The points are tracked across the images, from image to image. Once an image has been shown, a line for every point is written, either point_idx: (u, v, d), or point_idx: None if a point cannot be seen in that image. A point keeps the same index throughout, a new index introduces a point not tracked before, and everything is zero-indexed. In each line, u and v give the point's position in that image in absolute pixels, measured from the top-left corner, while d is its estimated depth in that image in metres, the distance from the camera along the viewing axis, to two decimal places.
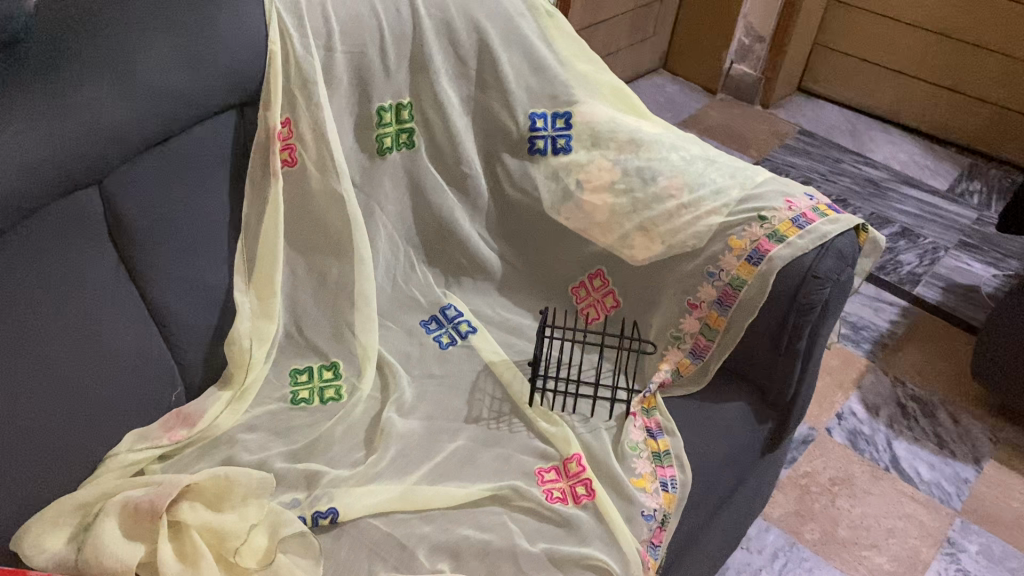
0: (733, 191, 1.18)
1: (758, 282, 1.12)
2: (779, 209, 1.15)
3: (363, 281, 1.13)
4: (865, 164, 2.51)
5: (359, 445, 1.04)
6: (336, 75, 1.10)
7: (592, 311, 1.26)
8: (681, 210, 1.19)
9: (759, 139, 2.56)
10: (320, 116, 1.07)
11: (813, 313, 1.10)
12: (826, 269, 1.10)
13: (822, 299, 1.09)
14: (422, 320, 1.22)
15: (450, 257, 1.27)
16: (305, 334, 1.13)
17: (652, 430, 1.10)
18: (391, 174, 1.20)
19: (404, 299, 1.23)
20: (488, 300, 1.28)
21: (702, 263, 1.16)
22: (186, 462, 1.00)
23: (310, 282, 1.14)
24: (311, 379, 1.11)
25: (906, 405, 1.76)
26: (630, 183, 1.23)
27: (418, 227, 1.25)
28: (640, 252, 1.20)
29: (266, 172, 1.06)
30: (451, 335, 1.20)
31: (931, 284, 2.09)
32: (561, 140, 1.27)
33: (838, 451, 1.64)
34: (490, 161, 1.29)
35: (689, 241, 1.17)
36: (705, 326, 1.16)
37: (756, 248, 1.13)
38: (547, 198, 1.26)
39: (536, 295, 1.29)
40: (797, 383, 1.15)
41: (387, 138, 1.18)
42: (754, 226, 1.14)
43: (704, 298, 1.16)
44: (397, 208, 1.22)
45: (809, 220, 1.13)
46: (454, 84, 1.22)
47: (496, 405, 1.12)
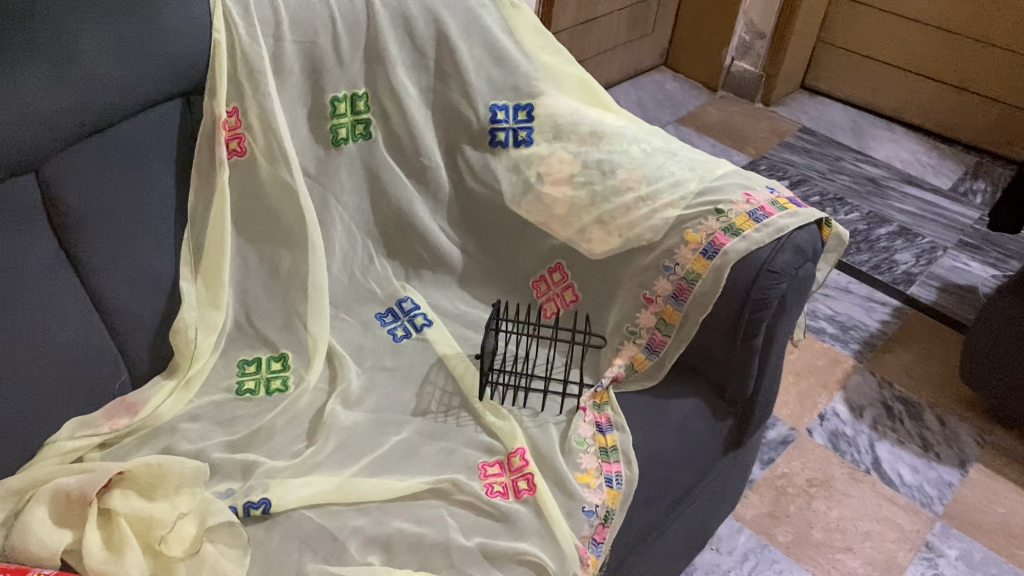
0: (691, 184, 1.16)
1: (713, 277, 1.10)
2: (736, 202, 1.13)
3: (314, 271, 1.12)
4: (865, 162, 2.46)
5: (301, 437, 1.03)
6: (286, 64, 1.09)
7: (551, 305, 1.24)
8: (639, 203, 1.17)
9: (759, 137, 2.52)
10: (267, 105, 1.07)
11: (769, 308, 1.07)
12: (782, 263, 1.07)
13: (778, 294, 1.07)
14: (378, 312, 1.21)
15: (410, 249, 1.26)
16: (255, 325, 1.13)
17: (602, 426, 1.08)
18: (347, 165, 1.19)
19: (361, 291, 1.22)
20: (448, 294, 1.26)
21: (658, 257, 1.14)
22: (126, 450, 0.99)
23: (262, 273, 1.13)
24: (259, 370, 1.10)
25: (892, 407, 1.72)
26: (590, 175, 1.21)
27: (376, 219, 1.24)
28: (597, 245, 1.18)
29: (212, 162, 1.06)
30: (406, 328, 1.19)
31: (926, 284, 2.05)
32: (523, 132, 1.25)
33: (817, 452, 1.61)
34: (452, 153, 1.27)
35: (646, 234, 1.15)
36: (660, 321, 1.14)
37: (711, 241, 1.11)
38: (507, 191, 1.25)
39: (498, 289, 1.28)
40: (755, 379, 1.13)
41: (342, 129, 1.17)
42: (710, 219, 1.12)
43: (660, 292, 1.14)
44: (354, 199, 1.21)
45: (766, 213, 1.11)
46: (412, 76, 1.21)
47: (445, 399, 1.11)
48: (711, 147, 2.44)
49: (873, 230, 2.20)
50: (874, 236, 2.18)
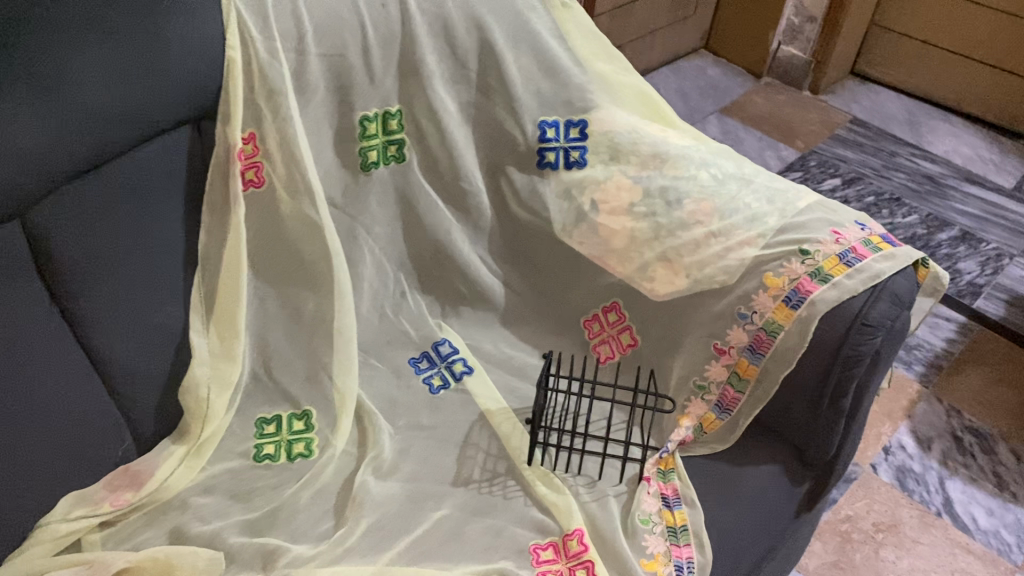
0: (771, 219, 1.02)
1: (798, 330, 0.96)
2: (824, 242, 0.99)
3: (341, 318, 0.99)
4: (922, 158, 2.29)
5: (328, 515, 0.90)
6: (311, 82, 0.95)
7: (605, 349, 1.11)
8: (710, 239, 1.03)
9: (808, 129, 2.36)
10: (288, 131, 0.93)
11: (862, 365, 0.94)
12: (878, 316, 0.93)
13: (872, 350, 0.93)
14: (412, 357, 1.08)
15: (448, 284, 1.12)
16: (274, 377, 1.00)
17: (669, 499, 0.95)
18: (378, 193, 1.06)
19: (393, 334, 1.09)
20: (489, 335, 1.13)
21: (733, 303, 1.01)
22: (130, 532, 0.87)
23: (281, 317, 1.00)
24: (279, 432, 0.97)
25: (962, 438, 1.59)
26: (653, 206, 1.07)
27: (411, 251, 1.11)
28: (661, 286, 1.05)
29: (225, 197, 0.92)
30: (444, 376, 1.06)
31: (994, 297, 1.90)
32: (575, 152, 1.11)
33: (883, 491, 1.48)
34: (495, 174, 1.13)
35: (718, 275, 1.01)
36: (734, 376, 1.00)
37: (795, 288, 0.97)
38: (558, 220, 1.11)
39: (545, 329, 1.14)
40: (840, 443, 0.99)
41: (373, 151, 1.03)
42: (794, 261, 0.98)
43: (734, 343, 1.00)
44: (386, 230, 1.08)
45: (859, 256, 0.97)
46: (451, 89, 1.06)
47: (490, 465, 0.98)
48: (757, 141, 2.28)
49: (934, 235, 2.04)
50: (935, 242, 2.03)
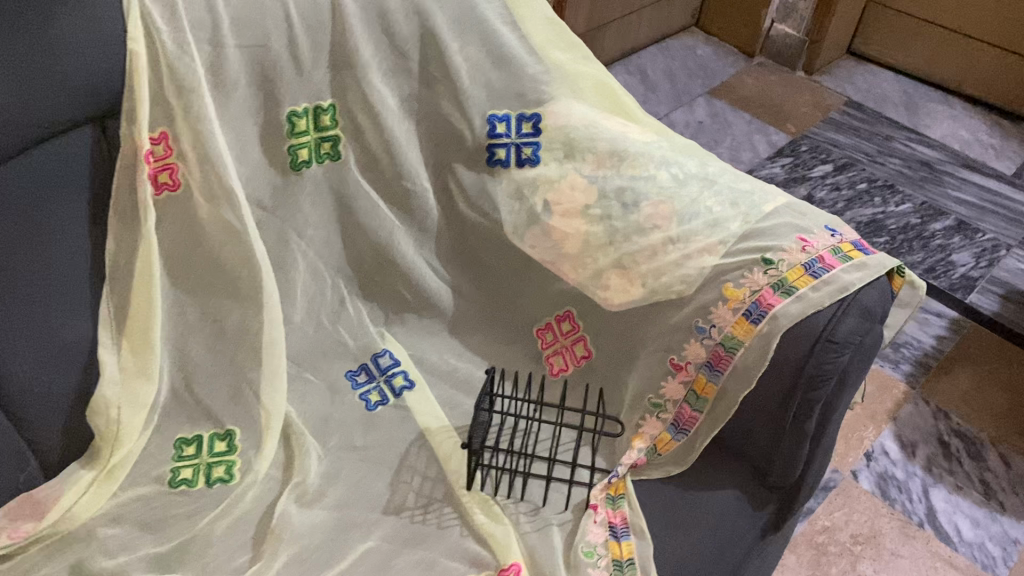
0: (733, 225, 0.94)
1: (758, 347, 0.88)
2: (789, 250, 0.91)
3: (267, 331, 0.92)
4: (919, 143, 2.20)
5: (244, 547, 0.83)
6: (229, 76, 0.87)
7: (559, 360, 1.04)
8: (668, 246, 0.95)
9: (800, 112, 2.26)
10: (201, 129, 0.85)
11: (827, 386, 0.86)
12: (846, 332, 0.85)
13: (839, 369, 0.86)
14: (348, 369, 1.01)
15: (390, 290, 1.05)
16: (196, 394, 0.93)
17: (617, 529, 0.88)
18: (311, 193, 0.98)
19: (329, 344, 1.02)
20: (435, 344, 1.06)
21: (690, 315, 0.93)
22: (32, 564, 0.80)
23: (203, 329, 0.93)
24: (199, 453, 0.91)
25: (949, 443, 1.51)
26: (608, 208, 0.99)
27: (350, 255, 1.03)
28: (616, 296, 0.97)
29: (135, 203, 0.85)
30: (382, 392, 0.99)
31: (988, 291, 1.81)
32: (527, 148, 1.03)
33: (863, 500, 1.41)
34: (441, 172, 1.05)
35: (675, 285, 0.94)
36: (691, 393, 0.93)
37: (756, 301, 0.89)
38: (508, 222, 1.03)
39: (495, 338, 1.06)
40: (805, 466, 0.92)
41: (304, 150, 0.96)
42: (756, 270, 0.91)
43: (691, 358, 0.93)
44: (321, 233, 1.00)
45: (827, 266, 0.89)
46: (390, 82, 0.98)
47: (426, 490, 0.91)
48: (746, 125, 2.19)
49: (928, 225, 1.96)
50: (928, 232, 1.94)
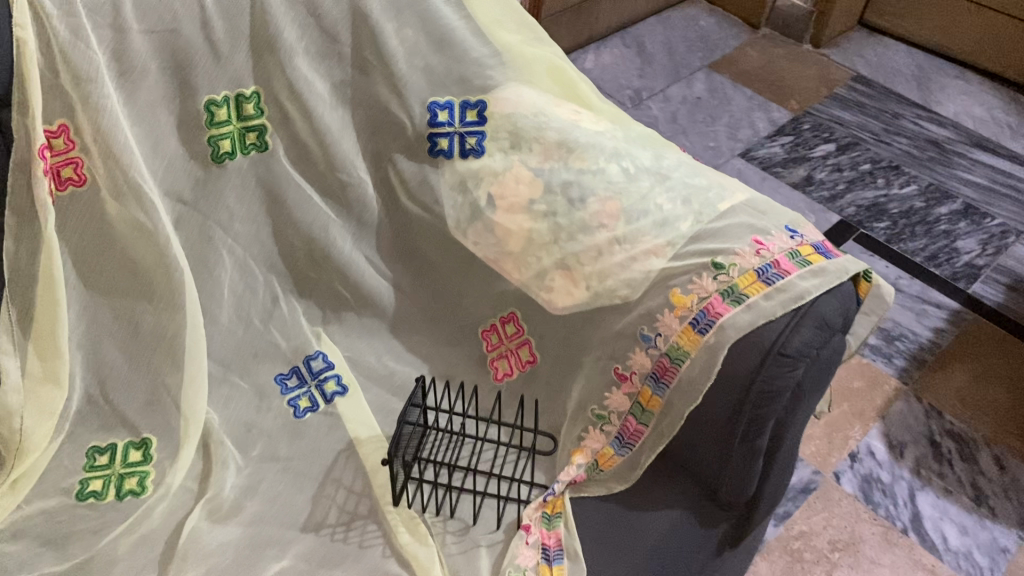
0: (684, 224, 0.87)
1: (704, 359, 0.81)
2: (741, 253, 0.84)
3: (187, 334, 0.87)
4: (929, 120, 2.09)
5: (148, 566, 0.79)
6: (135, 62, 0.81)
7: (504, 364, 0.98)
8: (614, 246, 0.88)
9: (804, 87, 2.16)
10: (102, 121, 0.79)
11: (778, 403, 0.79)
12: (799, 344, 0.78)
13: (791, 384, 0.79)
14: (279, 373, 0.96)
15: (327, 288, 0.99)
16: (111, 400, 0.88)
17: (550, 551, 0.83)
18: (236, 186, 0.92)
19: (260, 345, 0.96)
20: (374, 345, 1.00)
21: (634, 321, 0.86)
22: None
23: (118, 331, 0.88)
24: (112, 463, 0.87)
25: (940, 444, 1.44)
26: (554, 204, 0.91)
27: (282, 250, 0.97)
28: (560, 298, 0.90)
29: (32, 199, 0.78)
30: (313, 398, 0.95)
31: (992, 280, 1.72)
32: (472, 138, 0.96)
33: (844, 504, 1.34)
34: (380, 163, 0.98)
35: (620, 290, 0.87)
36: (636, 406, 0.86)
37: (704, 309, 0.82)
38: (450, 216, 0.96)
39: (438, 339, 1.00)
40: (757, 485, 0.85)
41: (225, 140, 0.89)
42: (705, 275, 0.84)
43: (636, 368, 0.86)
44: (248, 228, 0.94)
45: (782, 271, 0.82)
46: (320, 68, 0.92)
47: (350, 505, 0.86)
48: (747, 101, 2.10)
49: (932, 209, 1.86)
50: (933, 216, 1.85)
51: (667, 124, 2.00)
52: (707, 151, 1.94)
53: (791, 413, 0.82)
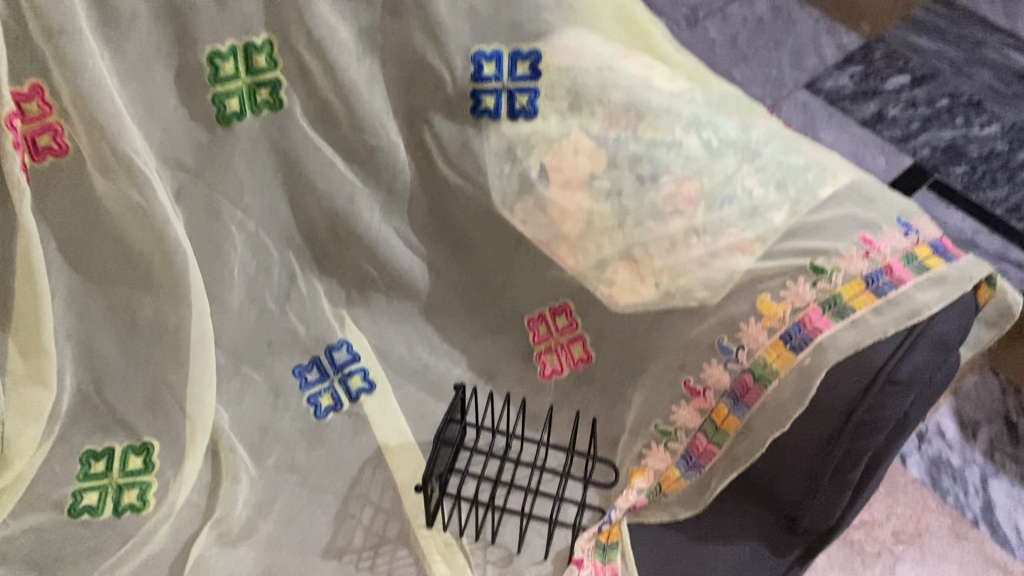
0: (777, 216, 0.73)
1: (796, 385, 0.68)
2: (847, 256, 0.70)
3: (193, 326, 0.75)
4: (1016, 49, 1.88)
5: None
6: (120, 8, 0.67)
7: (552, 360, 0.86)
8: (690, 238, 0.75)
9: (877, 8, 1.95)
10: (83, 84, 0.65)
11: (879, 434, 0.67)
12: (912, 370, 0.66)
13: (897, 415, 0.67)
14: (297, 366, 0.85)
15: (352, 266, 0.86)
16: (108, 399, 0.78)
17: None
18: (246, 152, 0.78)
19: (275, 333, 0.85)
20: (404, 333, 0.88)
21: (713, 330, 0.73)
22: None
23: (113, 324, 0.76)
24: (110, 473, 0.76)
25: (1017, 424, 1.32)
26: (619, 180, 0.77)
27: (301, 224, 0.84)
28: (622, 295, 0.79)
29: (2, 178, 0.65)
30: (336, 395, 0.84)
31: None
32: (523, 97, 0.80)
33: (909, 492, 1.23)
34: (415, 122, 0.83)
35: (696, 291, 0.74)
36: (709, 425, 0.74)
37: (798, 322, 0.69)
38: (495, 188, 0.82)
39: (476, 327, 0.89)
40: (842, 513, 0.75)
41: (233, 100, 0.75)
42: (802, 280, 0.70)
43: (711, 382, 0.74)
44: (261, 199, 0.81)
45: (895, 281, 0.68)
46: (345, 11, 0.76)
47: (377, 525, 0.76)
48: (814, 23, 1.90)
49: (1017, 152, 1.68)
50: (1017, 161, 1.67)
51: (726, 49, 1.81)
52: (769, 82, 1.76)
53: (894, 438, 0.70)
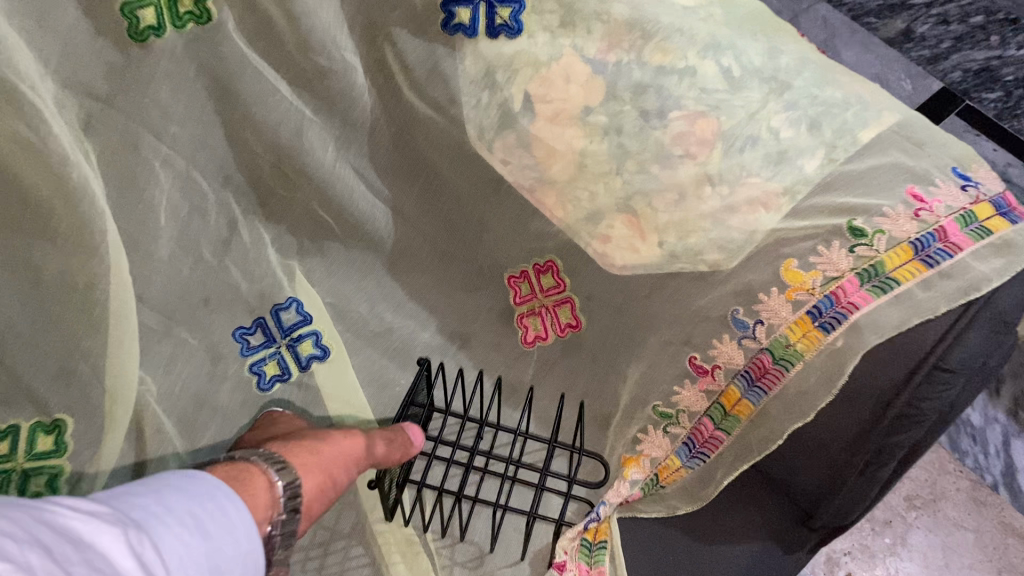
0: (810, 163, 0.61)
1: (823, 368, 0.57)
2: (892, 216, 0.58)
3: (115, 285, 0.65)
4: None
5: None
6: None
7: (535, 324, 0.75)
8: (702, 188, 0.62)
9: None
10: None
11: (920, 428, 0.55)
12: (965, 354, 0.53)
13: (944, 406, 0.55)
14: (241, 328, 0.75)
15: (303, 212, 0.76)
16: (11, 367, 0.64)
17: None
18: (167, 73, 0.64)
19: (214, 287, 0.74)
20: (367, 289, 0.79)
21: (726, 297, 0.63)
22: None
23: (6, 281, 0.63)
24: (15, 455, 0.63)
25: None
26: (619, 115, 0.63)
27: (243, 164, 0.72)
28: (619, 253, 0.67)
29: None
30: (283, 361, 0.75)
31: None
32: (505, 11, 0.63)
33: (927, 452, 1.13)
34: (374, 39, 0.66)
35: (708, 253, 0.62)
36: (717, 408, 0.64)
37: (828, 297, 0.58)
38: (471, 120, 0.67)
39: (450, 283, 0.78)
40: (867, 507, 0.63)
41: (146, 10, 0.60)
42: (836, 245, 0.58)
43: (721, 361, 0.63)
44: (190, 130, 0.68)
45: (950, 248, 0.56)
46: None
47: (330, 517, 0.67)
48: None
49: None
50: None
51: None
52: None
53: (935, 431, 0.58)
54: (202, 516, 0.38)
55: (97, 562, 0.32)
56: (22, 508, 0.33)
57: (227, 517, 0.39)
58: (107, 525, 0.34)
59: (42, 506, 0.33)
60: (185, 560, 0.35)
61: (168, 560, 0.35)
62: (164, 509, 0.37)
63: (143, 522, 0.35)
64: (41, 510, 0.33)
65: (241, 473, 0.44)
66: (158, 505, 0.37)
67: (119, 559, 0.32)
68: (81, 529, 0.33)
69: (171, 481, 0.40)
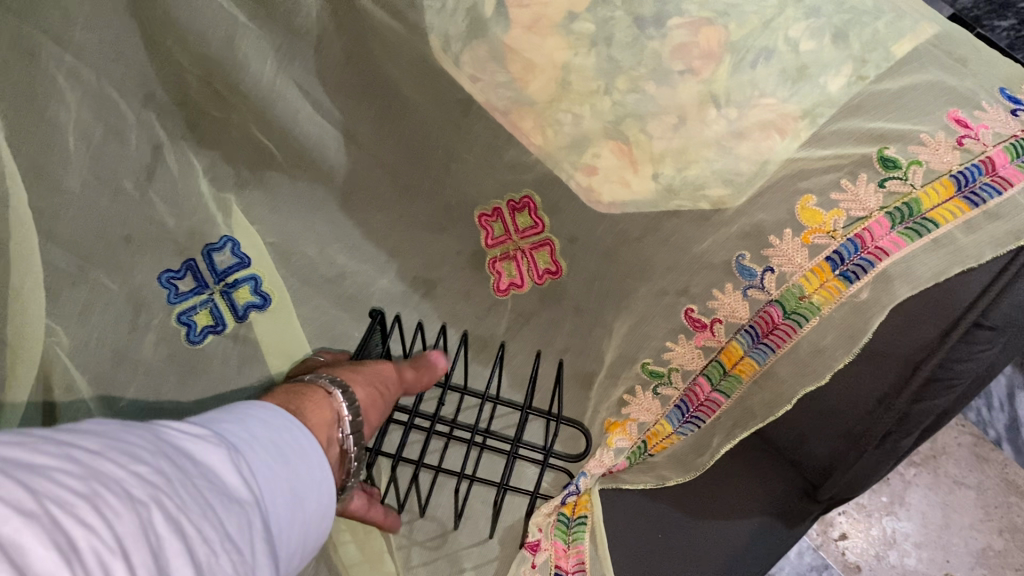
0: (834, 81, 0.51)
1: (844, 325, 0.48)
2: (931, 142, 0.48)
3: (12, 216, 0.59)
4: None
5: None
6: None
7: (509, 268, 0.66)
8: (703, 110, 0.53)
9: None
10: None
11: (952, 394, 0.47)
12: (1012, 309, 0.45)
13: (980, 369, 0.47)
14: (168, 273, 0.66)
15: (242, 137, 0.66)
16: None
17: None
18: None
19: (136, 223, 0.65)
20: (317, 226, 0.69)
21: (733, 241, 0.53)
22: None
23: None
24: None
25: None
26: (609, 22, 0.53)
27: (167, 79, 0.62)
28: (606, 188, 0.58)
29: None
30: (217, 311, 0.66)
31: None
32: None
33: None
34: None
35: (709, 188, 0.54)
36: (716, 367, 0.55)
37: (851, 241, 0.49)
38: (435, 29, 0.57)
39: (413, 221, 0.67)
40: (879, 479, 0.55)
41: None
42: (864, 178, 0.49)
43: (722, 314, 0.54)
44: (101, 38, 0.59)
45: (999, 182, 0.46)
46: None
47: None
48: None
49: None
50: None
51: None
52: None
53: (965, 396, 0.50)
54: (288, 444, 0.36)
55: (211, 482, 0.30)
56: (129, 425, 0.30)
57: (297, 439, 0.37)
58: (212, 447, 0.32)
59: (147, 425, 0.31)
60: (275, 487, 0.34)
61: (260, 486, 0.33)
62: (252, 435, 0.35)
63: (239, 447, 0.33)
64: (149, 427, 0.31)
65: (298, 391, 0.43)
66: (245, 429, 0.35)
67: (228, 478, 0.31)
68: (189, 446, 0.31)
69: (251, 406, 0.38)
